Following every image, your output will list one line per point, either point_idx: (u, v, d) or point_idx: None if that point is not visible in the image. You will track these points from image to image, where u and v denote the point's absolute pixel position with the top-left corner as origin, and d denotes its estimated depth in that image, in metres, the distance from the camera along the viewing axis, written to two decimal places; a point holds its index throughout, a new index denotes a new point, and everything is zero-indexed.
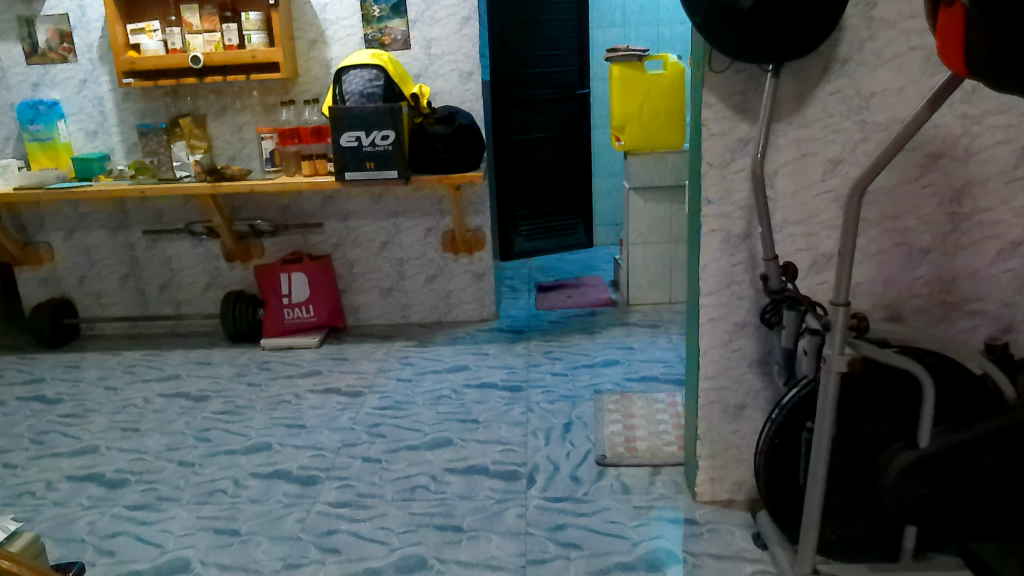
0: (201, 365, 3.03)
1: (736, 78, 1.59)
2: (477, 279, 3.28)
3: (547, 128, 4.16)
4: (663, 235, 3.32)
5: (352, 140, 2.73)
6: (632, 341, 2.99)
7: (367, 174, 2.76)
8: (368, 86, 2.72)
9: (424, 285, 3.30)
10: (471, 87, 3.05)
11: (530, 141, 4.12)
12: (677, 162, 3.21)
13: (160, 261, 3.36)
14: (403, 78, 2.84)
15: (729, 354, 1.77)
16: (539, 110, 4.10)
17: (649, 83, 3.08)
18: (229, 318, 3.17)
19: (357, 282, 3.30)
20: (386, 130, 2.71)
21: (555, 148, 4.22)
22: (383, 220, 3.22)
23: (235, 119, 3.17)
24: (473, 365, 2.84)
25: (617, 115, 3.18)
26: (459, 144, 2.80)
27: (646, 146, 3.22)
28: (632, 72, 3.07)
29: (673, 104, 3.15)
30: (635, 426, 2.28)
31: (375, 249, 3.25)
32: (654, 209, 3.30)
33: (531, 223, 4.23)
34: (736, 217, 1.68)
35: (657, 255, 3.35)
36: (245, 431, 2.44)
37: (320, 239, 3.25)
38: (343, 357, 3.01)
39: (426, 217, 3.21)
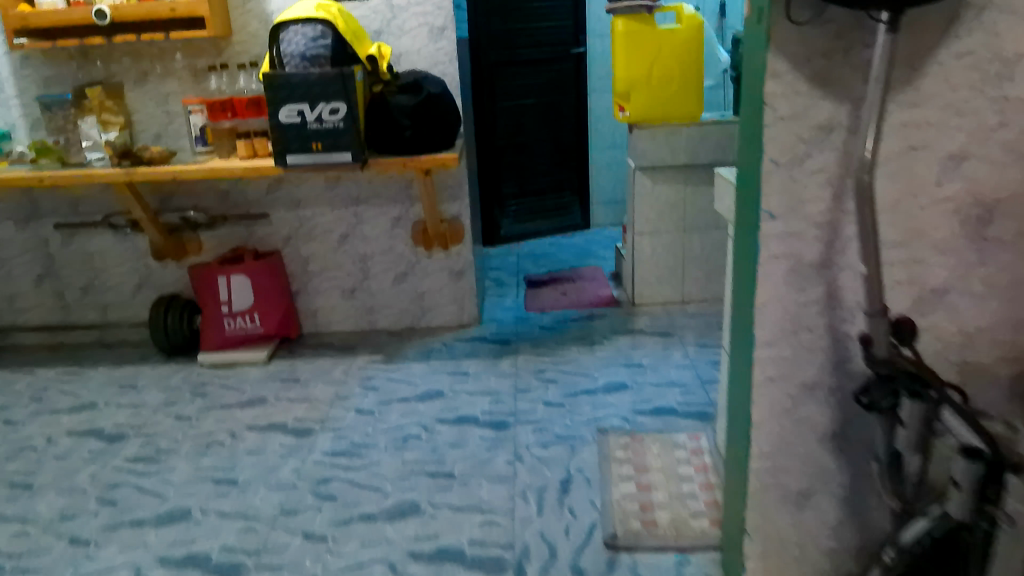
0: (123, 390, 2.50)
1: (820, 34, 1.05)
2: (455, 278, 2.75)
3: (537, 94, 3.61)
4: (674, 222, 2.79)
5: (292, 116, 2.17)
6: (639, 356, 2.49)
7: (314, 158, 2.21)
8: (311, 46, 2.15)
9: (393, 285, 2.76)
10: (444, 45, 2.48)
11: (517, 108, 3.58)
12: (694, 137, 2.64)
13: (80, 258, 2.79)
14: (359, 36, 2.29)
15: (791, 426, 1.28)
16: (527, 73, 3.54)
17: (660, 40, 2.51)
18: (160, 328, 2.66)
19: (313, 282, 2.77)
20: (336, 101, 2.15)
21: (547, 117, 3.67)
22: (341, 208, 2.67)
23: (157, 87, 2.55)
24: (449, 391, 2.34)
25: (620, 80, 2.59)
26: (427, 119, 2.24)
27: (654, 117, 2.64)
28: (639, 27, 2.50)
29: (690, 66, 2.56)
30: (652, 486, 1.80)
31: (333, 244, 2.72)
32: (664, 192, 2.75)
33: (520, 202, 3.72)
34: (811, 238, 1.16)
35: (667, 246, 2.82)
36: (162, 489, 1.94)
37: (267, 233, 2.70)
38: (294, 378, 2.49)
39: (392, 205, 2.66)
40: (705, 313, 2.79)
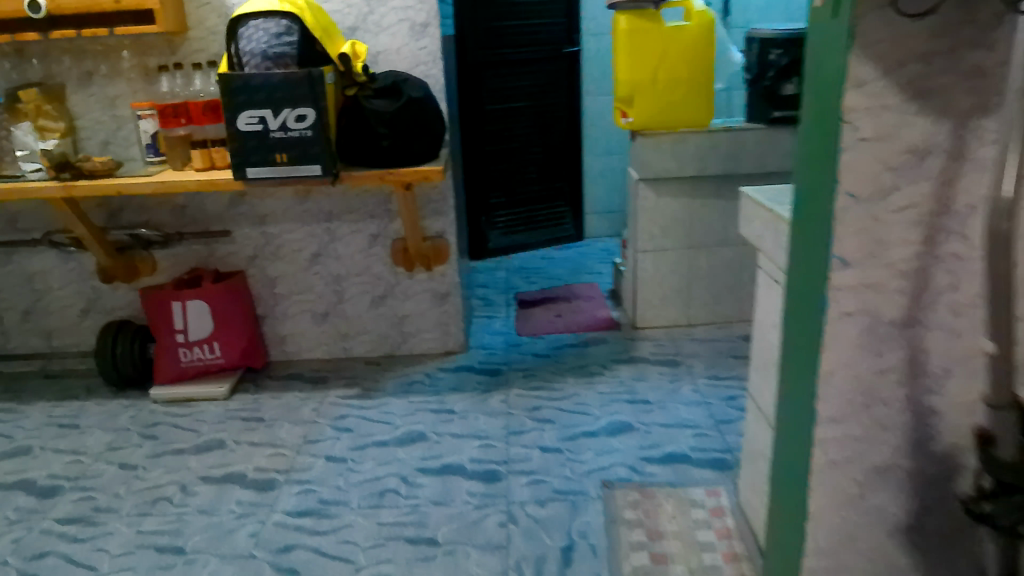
0: (63, 432, 2.22)
1: (919, 30, 0.80)
2: (440, 301, 2.48)
3: (527, 97, 3.35)
4: (680, 239, 2.54)
5: (253, 124, 1.89)
6: (644, 391, 2.24)
7: (278, 171, 1.93)
8: (274, 44, 1.86)
9: (369, 309, 2.49)
10: (427, 43, 2.21)
11: (506, 112, 3.33)
12: (703, 145, 2.39)
13: (19, 279, 2.49)
14: (329, 33, 1.99)
15: (857, 519, 1.03)
16: (518, 75, 3.29)
17: (667, 39, 2.28)
18: (107, 360, 2.37)
19: (281, 305, 2.50)
20: (303, 107, 1.87)
21: (537, 121, 3.42)
22: (312, 225, 2.40)
23: (105, 89, 2.25)
24: (432, 433, 2.08)
25: (622, 83, 2.34)
26: (407, 128, 1.97)
27: (659, 124, 2.39)
28: (644, 25, 2.26)
29: (699, 68, 2.32)
30: (669, 557, 1.54)
31: (302, 264, 2.45)
32: (670, 206, 2.50)
33: (509, 213, 3.48)
34: (892, 291, 0.91)
35: (672, 265, 2.57)
36: (96, 560, 1.66)
37: (229, 251, 2.42)
38: (258, 417, 2.22)
39: (368, 221, 2.39)
40: (713, 339, 2.54)
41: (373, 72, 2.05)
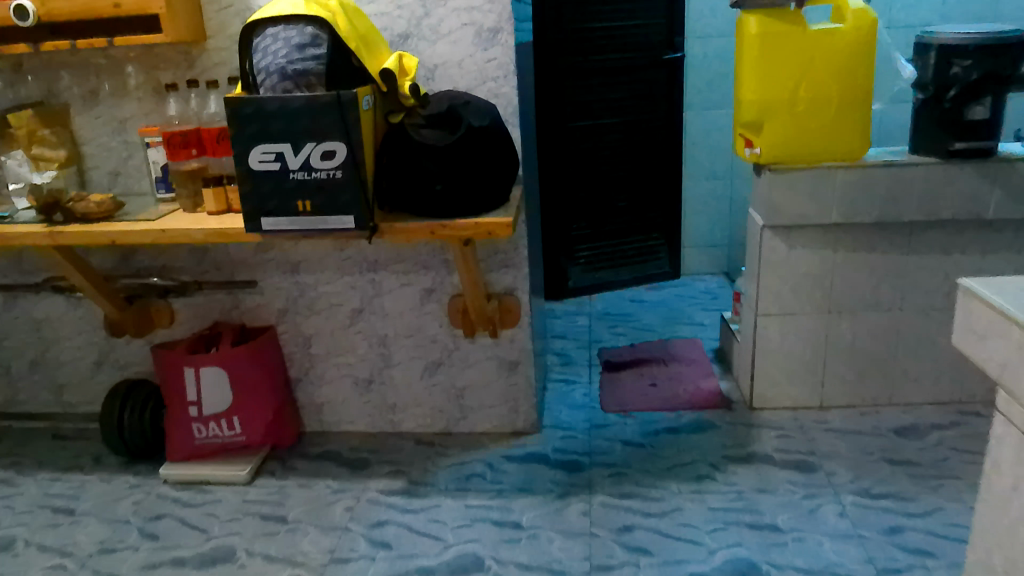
0: (56, 519, 1.86)
1: None
2: (506, 371, 2.01)
3: (620, 112, 2.84)
4: (815, 301, 1.99)
5: (269, 161, 1.47)
6: (772, 511, 1.69)
7: (300, 222, 1.51)
8: (295, 58, 1.44)
9: (421, 378, 2.06)
10: (497, 54, 1.74)
11: (593, 131, 2.83)
12: (855, 184, 1.82)
13: (26, 326, 2.18)
14: (371, 43, 1.56)
15: None
16: (608, 85, 2.78)
17: (814, 47, 1.72)
18: (113, 429, 2.02)
19: (317, 368, 2.09)
20: (331, 140, 1.44)
21: (631, 140, 2.90)
22: (353, 275, 1.98)
23: (113, 110, 1.91)
24: (491, 560, 1.60)
25: (749, 104, 1.79)
26: (464, 168, 1.51)
27: (797, 156, 1.83)
28: (781, 27, 1.72)
29: (858, 83, 1.75)
30: None
31: (342, 321, 2.03)
32: (806, 260, 1.94)
33: (592, 247, 3.00)
34: None
35: (803, 333, 2.02)
36: None
37: (257, 304, 2.04)
38: (280, 515, 1.81)
39: (421, 272, 1.95)
40: (857, 432, 1.96)
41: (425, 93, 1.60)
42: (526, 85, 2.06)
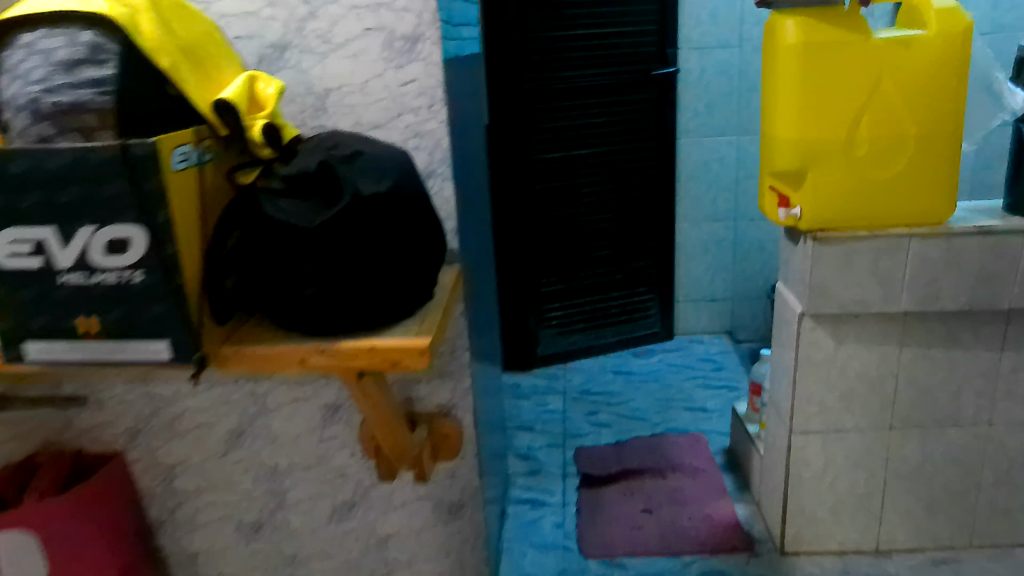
0: None
1: None
2: (446, 515, 1.44)
3: (597, 141, 2.31)
4: (872, 414, 1.44)
5: (24, 255, 0.89)
6: None
7: (87, 349, 0.92)
8: (55, 82, 0.85)
9: (329, 523, 1.48)
10: (416, 74, 1.18)
11: (565, 164, 2.31)
12: (929, 259, 1.29)
13: None
14: (203, 60, 0.97)
15: None
16: (584, 108, 2.26)
17: (882, 64, 1.18)
18: None
19: (186, 509, 1.51)
20: (122, 223, 0.86)
21: (612, 175, 2.36)
22: (227, 386, 1.40)
23: None
24: None
25: (785, 146, 1.25)
26: (346, 265, 0.94)
27: (854, 220, 1.28)
28: (834, 35, 1.17)
29: (943, 116, 1.20)
30: None
31: (216, 446, 1.45)
32: (860, 357, 1.40)
33: (566, 306, 2.47)
34: None
35: (853, 456, 1.47)
36: None
37: (96, 424, 1.45)
38: None
39: (321, 383, 1.37)
40: None
41: (294, 138, 1.03)
42: (470, 115, 1.50)
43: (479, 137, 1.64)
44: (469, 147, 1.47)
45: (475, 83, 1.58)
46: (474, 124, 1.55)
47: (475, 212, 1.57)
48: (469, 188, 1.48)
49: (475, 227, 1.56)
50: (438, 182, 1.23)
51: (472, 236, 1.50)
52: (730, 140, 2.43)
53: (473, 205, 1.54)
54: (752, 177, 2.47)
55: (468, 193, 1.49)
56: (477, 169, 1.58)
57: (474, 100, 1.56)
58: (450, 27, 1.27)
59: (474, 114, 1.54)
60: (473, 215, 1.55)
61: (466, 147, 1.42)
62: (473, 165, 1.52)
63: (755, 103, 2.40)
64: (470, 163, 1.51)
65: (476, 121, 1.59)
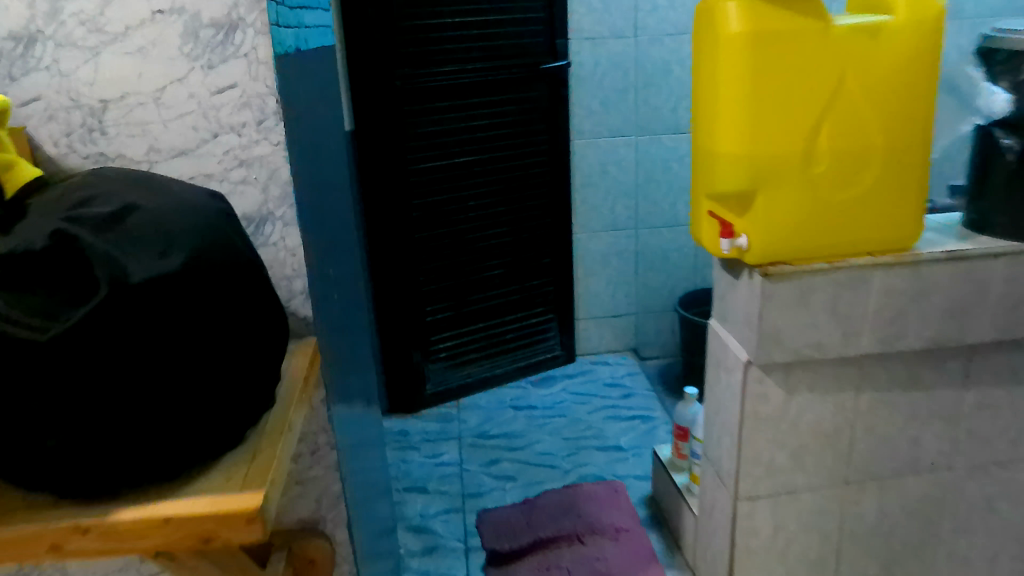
0: None
1: None
2: None
3: (482, 146, 2.02)
4: (826, 471, 1.23)
5: None
6: None
7: None
8: None
9: None
10: (235, 76, 0.82)
11: (446, 175, 1.99)
12: (893, 292, 1.08)
13: None
14: None
15: None
16: (464, 109, 1.96)
17: (842, 57, 0.95)
18: None
19: None
20: None
21: (501, 184, 2.07)
22: None
23: None
24: None
25: (729, 162, 0.99)
26: (119, 393, 0.59)
27: (811, 250, 1.04)
28: (787, 20, 0.93)
29: (910, 122, 0.99)
30: None
31: None
32: (814, 409, 1.18)
33: (456, 335, 2.15)
34: None
35: (806, 519, 1.26)
36: None
37: None
38: None
39: None
40: None
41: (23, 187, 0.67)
42: (325, 125, 1.15)
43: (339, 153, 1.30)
44: (322, 167, 1.11)
45: (330, 84, 1.23)
46: (333, 139, 1.20)
47: (340, 253, 1.23)
48: (328, 222, 1.13)
49: (340, 269, 1.20)
50: (274, 226, 0.88)
51: (335, 285, 1.15)
52: (627, 141, 2.19)
53: (333, 242, 1.18)
54: (652, 181, 2.25)
55: (328, 228, 1.14)
56: (335, 194, 1.21)
57: (331, 107, 1.21)
58: (285, 11, 0.91)
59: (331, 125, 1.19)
60: (338, 257, 1.21)
61: (318, 171, 1.07)
62: (330, 191, 1.16)
63: (651, 100, 2.17)
64: (324, 188, 1.15)
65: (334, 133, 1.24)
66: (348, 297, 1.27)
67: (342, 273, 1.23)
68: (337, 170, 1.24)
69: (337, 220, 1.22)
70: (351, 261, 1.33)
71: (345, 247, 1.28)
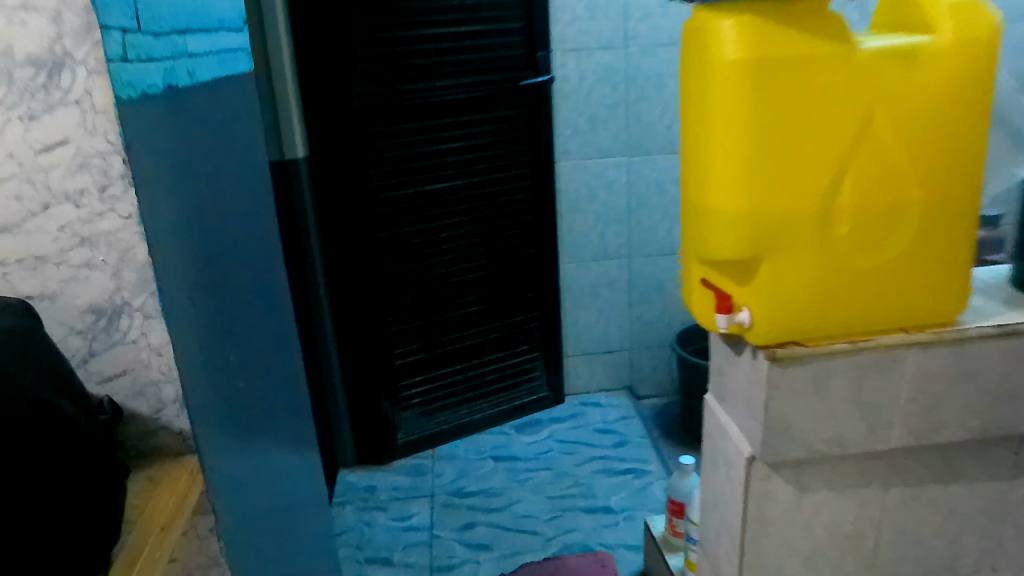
0: None
1: None
2: None
3: (455, 171, 1.81)
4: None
5: None
6: None
7: None
8: None
9: None
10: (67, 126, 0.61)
11: (415, 204, 1.78)
12: (931, 375, 0.87)
13: None
14: None
15: None
16: (434, 131, 1.75)
17: (868, 89, 0.74)
18: None
19: None
20: None
21: (478, 213, 1.86)
22: None
23: None
24: None
25: (726, 222, 0.79)
26: None
27: (830, 328, 0.83)
28: (796, 43, 0.72)
29: (957, 168, 0.78)
30: None
31: None
32: (833, 510, 0.96)
33: (430, 378, 1.95)
34: None
35: None
36: None
37: None
38: None
39: None
40: None
41: None
42: (229, 171, 0.94)
43: (261, 198, 1.09)
44: (224, 223, 0.91)
45: (243, 117, 1.03)
46: (245, 184, 0.99)
47: (256, 318, 1.02)
48: (232, 288, 0.93)
49: (251, 339, 1.00)
50: (132, 319, 0.67)
51: (241, 363, 0.95)
52: (617, 162, 1.99)
53: (243, 309, 0.97)
54: (646, 206, 2.04)
55: (233, 295, 0.94)
56: (248, 249, 1.00)
57: (243, 146, 1.00)
58: (144, 37, 0.68)
59: (241, 168, 0.99)
60: (251, 325, 1.00)
61: (213, 229, 0.87)
62: (237, 249, 0.96)
63: (644, 117, 1.96)
64: (230, 247, 0.94)
65: (248, 175, 1.03)
66: (266, 369, 1.07)
67: (257, 342, 1.03)
68: (252, 220, 1.03)
69: (252, 280, 1.01)
70: (274, 324, 1.12)
71: (263, 309, 1.07)
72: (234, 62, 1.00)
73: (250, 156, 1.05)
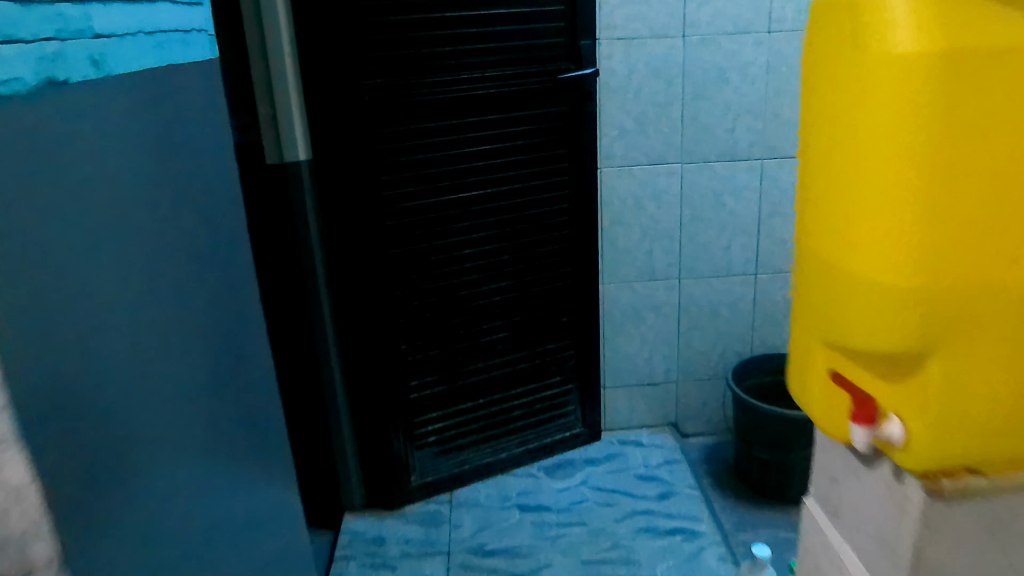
0: None
1: None
2: None
3: (483, 179, 1.55)
4: None
5: None
6: None
7: None
8: None
9: None
10: None
11: (435, 217, 1.54)
12: None
13: None
14: None
15: None
16: (459, 132, 1.50)
17: None
18: None
19: None
20: None
21: (507, 227, 1.61)
22: None
23: None
24: None
25: (884, 298, 0.55)
26: None
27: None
28: (1003, 35, 0.49)
29: None
30: None
31: None
32: None
33: (448, 414, 1.70)
34: None
35: None
36: None
37: None
38: None
39: None
40: None
41: None
42: (145, 187, 0.69)
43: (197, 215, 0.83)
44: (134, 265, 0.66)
45: (178, 120, 0.78)
46: (169, 211, 0.74)
47: (193, 385, 0.78)
48: (146, 354, 0.68)
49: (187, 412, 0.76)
50: None
51: (163, 449, 0.71)
52: (670, 170, 1.72)
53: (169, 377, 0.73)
54: (701, 220, 1.77)
55: (149, 362, 0.69)
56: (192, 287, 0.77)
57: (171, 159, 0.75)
58: None
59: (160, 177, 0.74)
60: (185, 396, 0.76)
61: (107, 282, 0.62)
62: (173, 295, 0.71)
63: (703, 118, 1.68)
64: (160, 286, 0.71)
65: (183, 195, 0.79)
66: (206, 444, 0.82)
67: (193, 412, 0.78)
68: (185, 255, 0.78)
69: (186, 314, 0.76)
70: (223, 380, 0.88)
71: (207, 363, 0.83)
72: (168, 53, 0.78)
73: (190, 170, 0.81)
